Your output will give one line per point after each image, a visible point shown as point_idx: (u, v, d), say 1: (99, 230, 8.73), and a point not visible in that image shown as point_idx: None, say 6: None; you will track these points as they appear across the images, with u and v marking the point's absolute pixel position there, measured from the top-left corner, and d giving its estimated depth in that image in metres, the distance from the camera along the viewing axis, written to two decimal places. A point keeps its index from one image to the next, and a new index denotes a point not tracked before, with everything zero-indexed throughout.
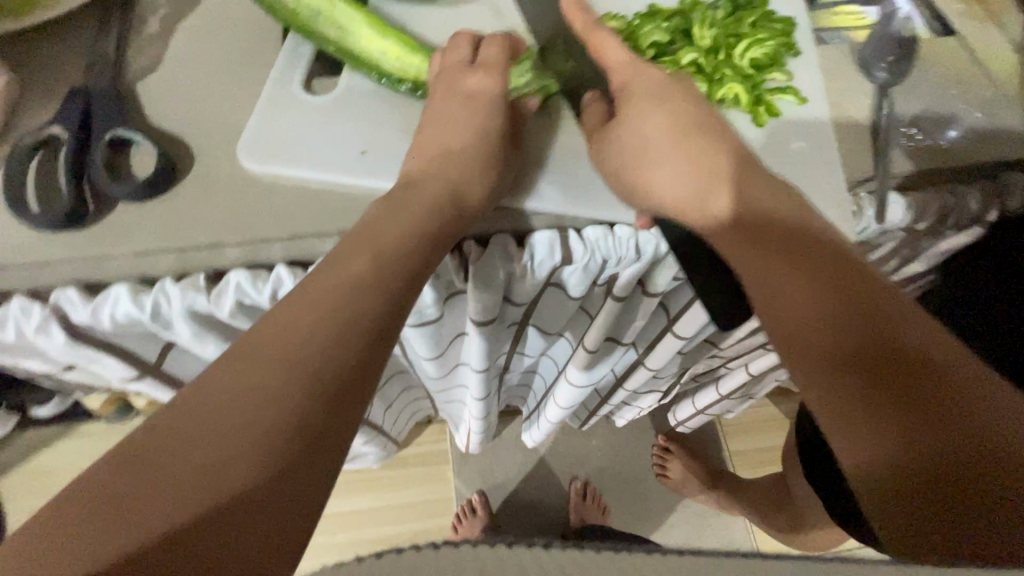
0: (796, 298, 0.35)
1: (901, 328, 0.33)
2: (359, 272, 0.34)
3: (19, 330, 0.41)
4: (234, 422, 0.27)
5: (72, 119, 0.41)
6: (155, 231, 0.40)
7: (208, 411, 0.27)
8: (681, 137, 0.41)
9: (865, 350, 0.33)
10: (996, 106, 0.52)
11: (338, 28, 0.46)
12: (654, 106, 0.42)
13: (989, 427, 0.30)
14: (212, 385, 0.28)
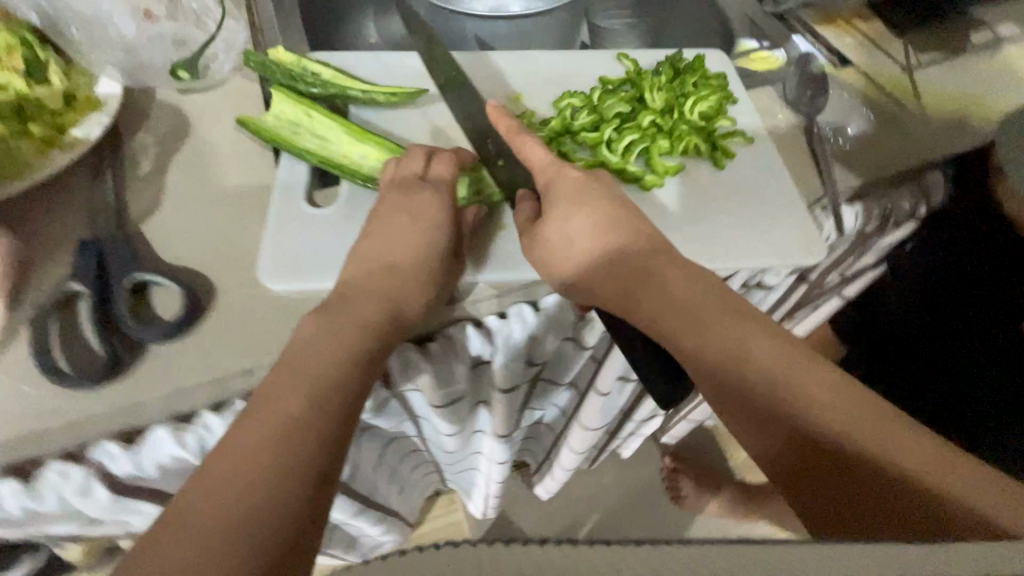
0: (716, 350, 0.40)
1: (810, 371, 0.38)
2: (325, 384, 0.36)
3: (61, 495, 0.41)
4: (219, 529, 0.29)
5: (88, 272, 0.41)
6: (190, 367, 0.41)
7: (192, 523, 0.29)
8: (602, 241, 0.45)
9: (777, 393, 0.38)
10: (899, 119, 0.62)
11: (320, 140, 0.51)
12: (574, 210, 0.45)
13: (890, 453, 0.34)
14: (199, 494, 0.30)
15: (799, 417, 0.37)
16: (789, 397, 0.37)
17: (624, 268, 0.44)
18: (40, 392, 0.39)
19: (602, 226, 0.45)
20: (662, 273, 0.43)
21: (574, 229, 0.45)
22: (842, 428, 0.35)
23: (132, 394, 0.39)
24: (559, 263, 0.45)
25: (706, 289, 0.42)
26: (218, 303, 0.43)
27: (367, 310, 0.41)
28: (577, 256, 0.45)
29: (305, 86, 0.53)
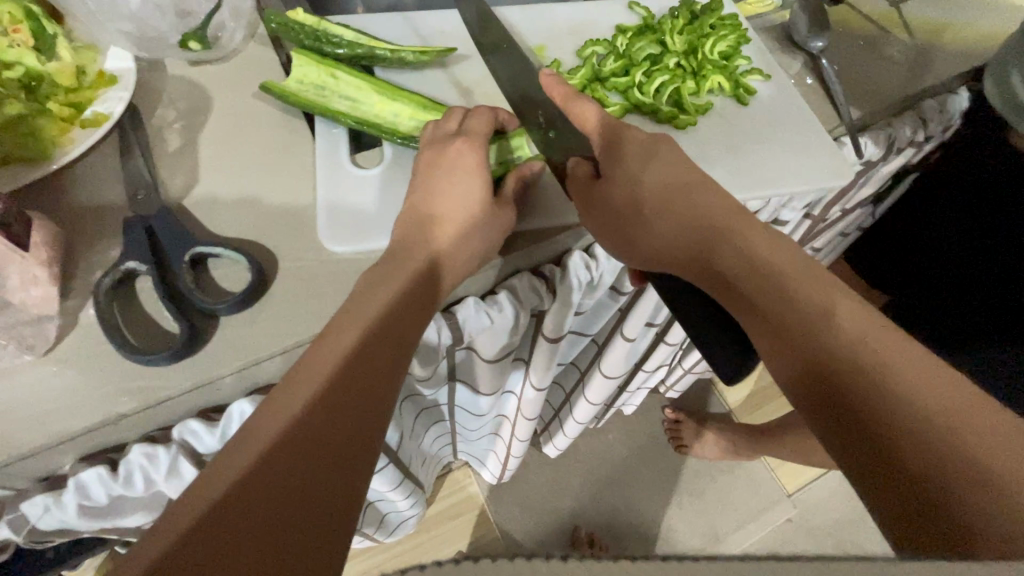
0: (766, 302, 0.35)
1: (904, 350, 0.31)
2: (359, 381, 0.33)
3: (146, 479, 0.39)
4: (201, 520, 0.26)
5: (144, 249, 0.39)
6: (265, 336, 0.40)
7: (183, 512, 0.27)
8: (672, 194, 0.41)
9: (852, 355, 0.31)
10: (892, 50, 0.66)
11: (351, 101, 0.50)
12: (643, 166, 0.42)
13: (986, 452, 0.27)
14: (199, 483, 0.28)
15: (871, 390, 0.30)
16: (874, 364, 0.31)
17: (682, 220, 0.40)
18: (113, 374, 0.37)
19: (671, 188, 0.41)
20: (725, 230, 0.38)
21: (644, 190, 0.42)
22: (910, 412, 0.29)
23: (211, 367, 0.38)
24: (625, 224, 0.42)
25: (776, 250, 0.37)
26: (281, 271, 0.42)
27: (408, 292, 0.38)
28: (649, 215, 0.41)
29: (330, 47, 0.52)
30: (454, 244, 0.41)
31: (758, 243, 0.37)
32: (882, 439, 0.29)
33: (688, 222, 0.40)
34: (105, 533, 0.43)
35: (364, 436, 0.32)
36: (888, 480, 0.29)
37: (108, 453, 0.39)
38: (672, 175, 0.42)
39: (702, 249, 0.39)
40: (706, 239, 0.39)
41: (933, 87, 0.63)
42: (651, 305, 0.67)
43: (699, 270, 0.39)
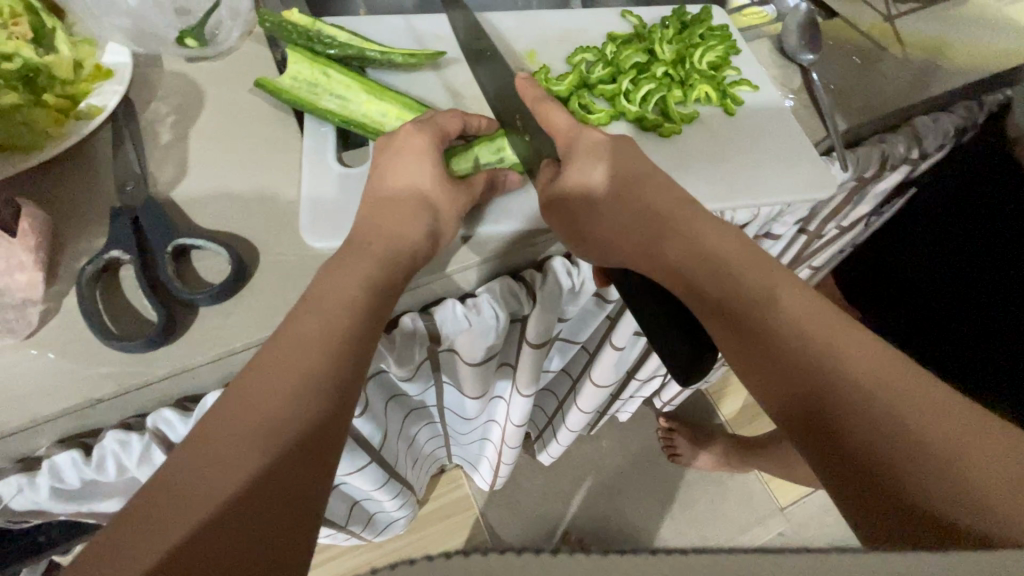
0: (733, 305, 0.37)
1: (854, 347, 0.33)
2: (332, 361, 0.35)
3: (120, 464, 0.39)
4: (202, 505, 0.28)
5: (128, 239, 0.40)
6: (241, 328, 0.40)
7: (177, 498, 0.28)
8: (639, 192, 0.43)
9: (814, 353, 0.33)
10: (885, 64, 0.66)
11: (340, 100, 0.51)
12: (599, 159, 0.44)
13: (940, 432, 0.29)
14: (182, 468, 0.29)
15: (835, 384, 0.32)
16: (830, 359, 0.33)
17: (652, 219, 0.42)
18: (90, 359, 0.38)
19: (624, 180, 0.43)
20: (694, 234, 0.40)
21: (597, 178, 0.44)
22: (869, 401, 0.31)
23: (187, 356, 0.39)
24: (581, 216, 0.44)
25: (737, 251, 0.39)
26: (262, 264, 0.43)
27: (383, 278, 0.40)
28: (602, 207, 0.43)
29: (323, 47, 0.53)
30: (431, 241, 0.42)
31: (722, 246, 0.39)
32: (844, 428, 0.31)
33: (660, 222, 0.41)
34: (79, 518, 0.44)
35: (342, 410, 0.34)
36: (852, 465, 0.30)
37: (84, 438, 0.40)
38: (641, 176, 0.44)
39: (665, 248, 0.40)
40: (666, 236, 0.40)
41: (924, 102, 0.64)
42: (637, 313, 0.67)
43: (670, 270, 0.40)
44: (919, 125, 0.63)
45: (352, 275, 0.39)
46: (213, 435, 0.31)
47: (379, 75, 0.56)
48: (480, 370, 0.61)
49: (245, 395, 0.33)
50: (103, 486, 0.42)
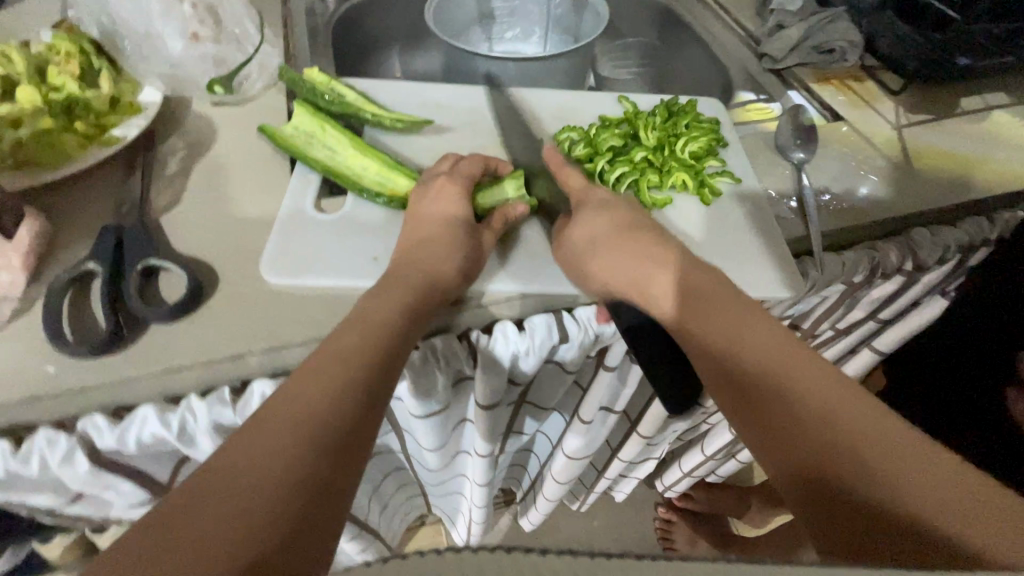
0: (763, 388, 0.37)
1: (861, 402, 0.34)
2: (360, 362, 0.39)
3: (44, 462, 0.41)
4: (236, 495, 0.29)
5: (106, 254, 0.44)
6: (184, 349, 0.43)
7: (202, 494, 0.29)
8: (640, 275, 0.46)
9: (825, 406, 0.34)
10: (889, 172, 0.64)
11: (329, 152, 0.55)
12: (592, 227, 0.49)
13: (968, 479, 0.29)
14: (215, 466, 0.30)
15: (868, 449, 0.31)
16: (846, 413, 0.33)
17: (667, 279, 0.44)
18: (40, 360, 0.41)
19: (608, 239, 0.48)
20: (715, 307, 0.42)
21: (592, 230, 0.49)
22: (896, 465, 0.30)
23: (127, 369, 0.42)
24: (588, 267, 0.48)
25: (761, 328, 0.40)
26: (219, 290, 0.46)
27: (401, 302, 0.44)
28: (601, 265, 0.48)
29: (325, 104, 0.58)
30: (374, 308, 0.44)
31: (745, 314, 0.41)
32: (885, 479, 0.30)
33: (678, 285, 0.44)
34: (11, 509, 0.46)
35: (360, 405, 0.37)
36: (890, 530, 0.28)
37: (21, 431, 0.42)
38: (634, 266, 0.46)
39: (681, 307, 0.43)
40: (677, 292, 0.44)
41: (923, 213, 0.62)
42: (604, 389, 0.65)
43: (703, 358, 0.40)
44: (916, 238, 0.60)
45: (378, 305, 0.44)
46: (240, 448, 0.31)
47: (374, 132, 0.60)
48: (430, 425, 0.61)
49: (284, 408, 0.34)
50: (30, 482, 0.44)
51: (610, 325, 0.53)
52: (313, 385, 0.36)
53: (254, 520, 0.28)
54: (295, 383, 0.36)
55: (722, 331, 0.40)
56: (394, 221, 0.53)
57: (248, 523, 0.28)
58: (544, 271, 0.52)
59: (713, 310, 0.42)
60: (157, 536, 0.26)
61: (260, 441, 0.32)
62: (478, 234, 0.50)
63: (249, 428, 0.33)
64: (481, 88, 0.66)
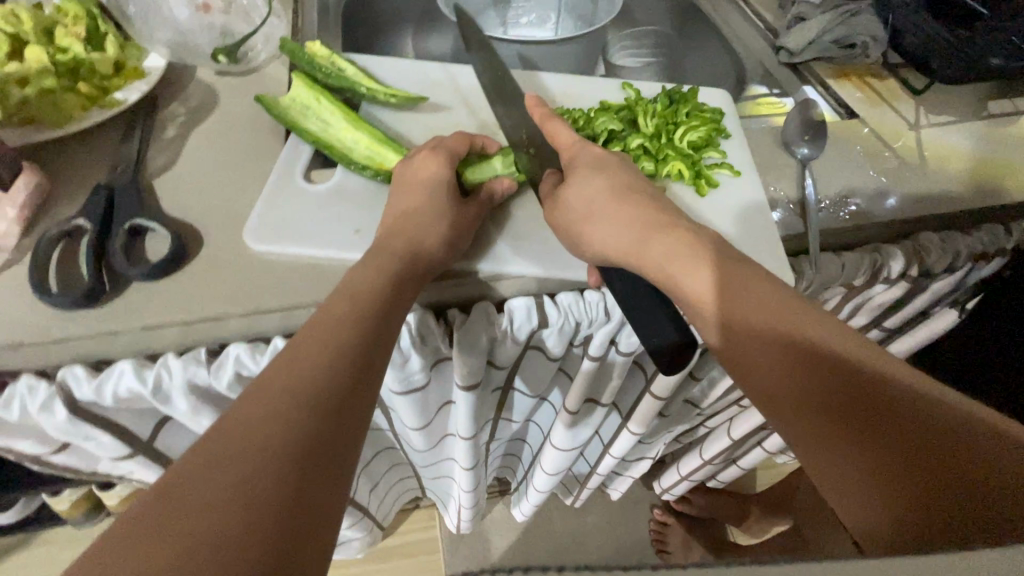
0: (793, 372, 0.37)
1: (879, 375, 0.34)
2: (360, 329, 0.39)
3: (26, 408, 0.43)
4: (251, 454, 0.29)
5: (96, 211, 0.45)
6: (163, 307, 0.44)
7: (218, 455, 0.29)
8: (627, 244, 0.44)
9: (846, 386, 0.35)
10: (902, 173, 0.62)
11: (322, 124, 0.55)
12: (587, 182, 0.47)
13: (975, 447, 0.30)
14: (229, 423, 0.31)
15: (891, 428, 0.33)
16: (870, 390, 0.34)
17: (666, 257, 0.42)
18: (26, 309, 0.43)
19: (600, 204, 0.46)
20: (733, 285, 0.40)
21: (590, 193, 0.47)
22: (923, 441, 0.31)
23: (108, 323, 0.43)
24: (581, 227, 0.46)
25: (784, 306, 0.38)
26: (203, 253, 0.47)
27: (386, 271, 0.44)
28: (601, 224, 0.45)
29: (322, 76, 0.58)
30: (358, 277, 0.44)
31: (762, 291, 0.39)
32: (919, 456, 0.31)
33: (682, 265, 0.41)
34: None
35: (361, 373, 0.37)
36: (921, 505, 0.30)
37: (6, 377, 0.44)
38: (619, 242, 0.44)
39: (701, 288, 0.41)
40: (689, 265, 0.41)
41: (935, 217, 0.59)
42: (589, 379, 0.65)
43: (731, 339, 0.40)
44: (923, 243, 0.58)
45: (362, 274, 0.44)
46: (252, 408, 0.32)
47: (370, 108, 0.60)
48: (411, 403, 0.61)
49: (285, 374, 0.35)
50: (14, 427, 0.45)
51: (593, 312, 0.52)
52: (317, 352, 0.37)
53: (258, 483, 0.28)
54: (301, 349, 0.37)
55: (744, 315, 0.39)
56: (381, 195, 0.53)
57: (264, 481, 0.29)
58: (538, 250, 0.52)
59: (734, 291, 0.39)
60: (157, 509, 0.27)
61: (259, 409, 0.32)
62: (462, 212, 0.50)
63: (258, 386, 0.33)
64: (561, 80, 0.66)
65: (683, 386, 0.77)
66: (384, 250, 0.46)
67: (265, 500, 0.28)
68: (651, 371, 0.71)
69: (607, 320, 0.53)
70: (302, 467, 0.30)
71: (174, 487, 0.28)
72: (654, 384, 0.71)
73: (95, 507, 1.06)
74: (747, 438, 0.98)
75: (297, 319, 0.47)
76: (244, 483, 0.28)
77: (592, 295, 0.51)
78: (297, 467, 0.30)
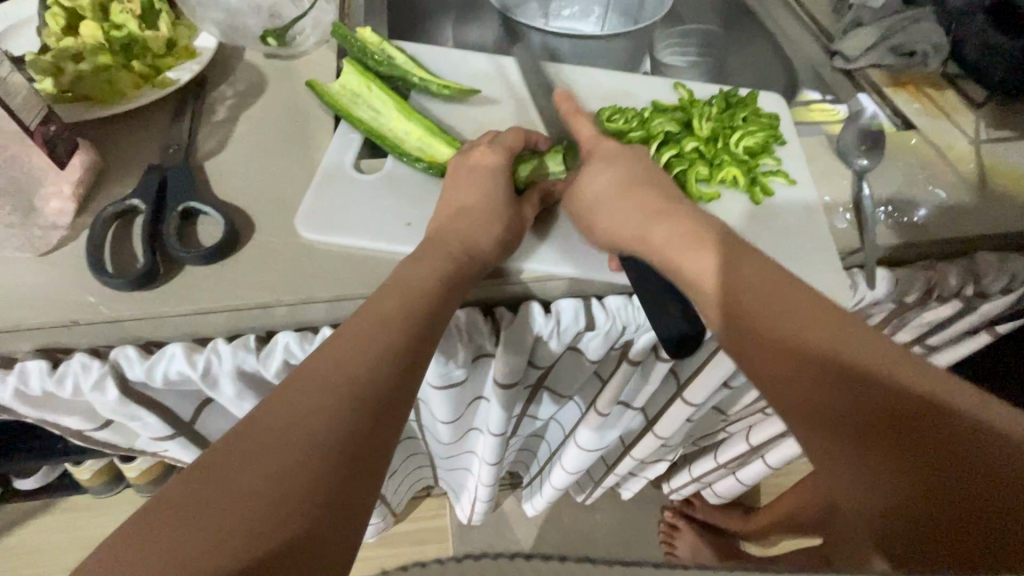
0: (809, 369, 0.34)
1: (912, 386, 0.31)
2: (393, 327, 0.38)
3: (76, 386, 0.43)
4: (269, 451, 0.29)
5: (150, 192, 0.45)
6: (214, 293, 0.43)
7: (239, 454, 0.29)
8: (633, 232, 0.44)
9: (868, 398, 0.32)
10: (960, 189, 0.60)
11: (374, 113, 0.55)
12: (604, 169, 0.48)
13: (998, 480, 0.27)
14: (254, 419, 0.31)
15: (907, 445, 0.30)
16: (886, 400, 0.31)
17: (698, 268, 0.40)
18: (80, 288, 0.43)
19: (626, 187, 0.46)
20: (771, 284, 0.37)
21: (601, 181, 0.47)
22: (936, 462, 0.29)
23: (160, 306, 0.43)
24: (592, 214, 0.47)
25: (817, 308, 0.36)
26: (253, 239, 0.47)
27: (439, 269, 0.44)
28: (608, 206, 0.46)
29: (374, 64, 0.57)
30: (415, 270, 0.44)
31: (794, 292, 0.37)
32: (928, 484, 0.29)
33: (710, 273, 0.39)
34: (44, 425, 0.48)
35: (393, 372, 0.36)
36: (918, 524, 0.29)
37: (57, 353, 0.44)
38: (630, 227, 0.44)
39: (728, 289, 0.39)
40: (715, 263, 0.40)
41: (994, 236, 0.57)
42: (624, 382, 0.64)
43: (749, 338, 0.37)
44: (980, 262, 0.56)
45: (418, 272, 0.43)
46: (275, 405, 0.32)
47: (419, 98, 0.59)
48: (446, 397, 0.61)
49: (300, 373, 0.34)
50: (62, 404, 0.45)
51: (640, 318, 0.51)
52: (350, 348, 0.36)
53: (265, 476, 0.28)
54: (332, 346, 0.36)
55: (766, 322, 0.36)
56: (432, 188, 0.52)
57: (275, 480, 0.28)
58: (585, 251, 0.51)
59: (757, 298, 0.37)
60: (167, 520, 0.26)
61: (267, 412, 0.31)
62: (515, 211, 0.50)
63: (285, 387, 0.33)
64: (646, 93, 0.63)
65: (714, 392, 0.76)
66: (440, 247, 0.45)
67: (266, 497, 0.28)
68: (685, 378, 0.70)
69: (653, 326, 0.52)
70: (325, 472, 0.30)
71: (185, 494, 0.27)
72: (687, 390, 0.70)
73: (118, 476, 1.08)
74: (767, 447, 0.97)
75: (346, 310, 0.46)
76: (248, 499, 0.27)
77: (641, 300, 0.51)
78: (305, 477, 0.29)
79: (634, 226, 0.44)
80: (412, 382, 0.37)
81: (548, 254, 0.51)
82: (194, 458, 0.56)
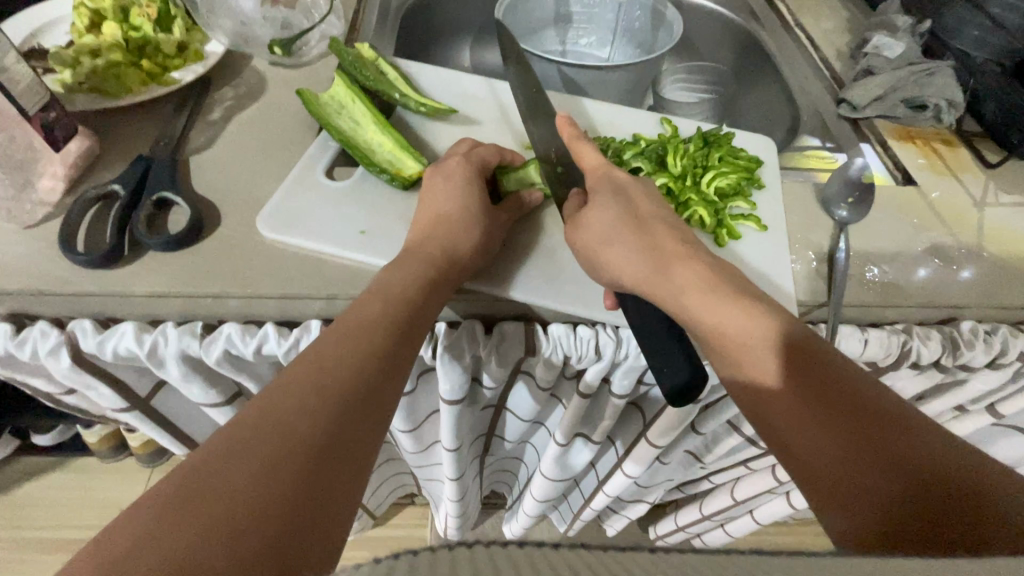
0: (823, 391, 0.35)
1: (893, 404, 0.35)
2: (402, 308, 0.41)
3: (36, 351, 0.47)
4: (307, 409, 0.31)
5: (130, 181, 0.49)
6: (169, 279, 0.46)
7: (276, 414, 0.30)
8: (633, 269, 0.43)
9: (865, 417, 0.34)
10: (954, 252, 0.56)
11: (353, 125, 0.57)
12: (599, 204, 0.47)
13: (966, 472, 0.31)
14: (281, 394, 0.32)
15: (902, 453, 0.32)
16: (878, 417, 0.34)
17: (704, 282, 0.41)
18: (52, 262, 0.46)
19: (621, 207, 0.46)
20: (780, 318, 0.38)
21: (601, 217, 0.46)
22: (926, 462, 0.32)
23: (118, 285, 0.45)
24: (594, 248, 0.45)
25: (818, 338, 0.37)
26: (217, 232, 0.49)
27: (421, 276, 0.44)
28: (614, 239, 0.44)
29: (362, 78, 0.60)
30: (402, 274, 0.44)
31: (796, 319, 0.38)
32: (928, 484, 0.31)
33: (735, 317, 0.38)
34: (16, 383, 0.52)
35: (404, 346, 0.40)
36: (921, 517, 0.31)
37: (27, 319, 0.48)
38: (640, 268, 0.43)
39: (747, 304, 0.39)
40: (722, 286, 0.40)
41: (986, 307, 0.53)
42: (580, 412, 0.63)
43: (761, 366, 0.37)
44: (963, 333, 0.53)
45: (396, 279, 0.43)
46: (308, 373, 0.34)
47: (403, 114, 0.61)
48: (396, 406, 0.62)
49: (316, 349, 0.36)
50: (27, 365, 0.49)
51: (583, 348, 0.51)
52: (360, 329, 0.38)
53: (308, 426, 0.31)
54: (342, 328, 0.38)
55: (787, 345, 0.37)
56: (396, 201, 0.54)
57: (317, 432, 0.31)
58: (563, 278, 0.51)
59: (801, 358, 0.36)
60: (187, 494, 0.26)
61: (294, 402, 0.32)
62: (488, 226, 0.50)
63: (306, 363, 0.35)
64: (631, 129, 0.63)
65: (683, 433, 0.73)
66: (416, 256, 0.46)
67: (314, 436, 0.30)
68: (650, 416, 0.68)
69: (597, 358, 0.51)
70: (351, 422, 0.33)
71: (202, 470, 0.27)
72: (650, 430, 0.68)
73: (120, 444, 1.13)
74: (753, 501, 0.93)
75: (292, 309, 0.48)
76: (272, 479, 0.27)
77: (584, 331, 0.50)
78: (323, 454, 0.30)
79: (625, 259, 0.43)
80: (390, 384, 0.37)
81: (523, 274, 0.51)
82: (152, 433, 0.59)
